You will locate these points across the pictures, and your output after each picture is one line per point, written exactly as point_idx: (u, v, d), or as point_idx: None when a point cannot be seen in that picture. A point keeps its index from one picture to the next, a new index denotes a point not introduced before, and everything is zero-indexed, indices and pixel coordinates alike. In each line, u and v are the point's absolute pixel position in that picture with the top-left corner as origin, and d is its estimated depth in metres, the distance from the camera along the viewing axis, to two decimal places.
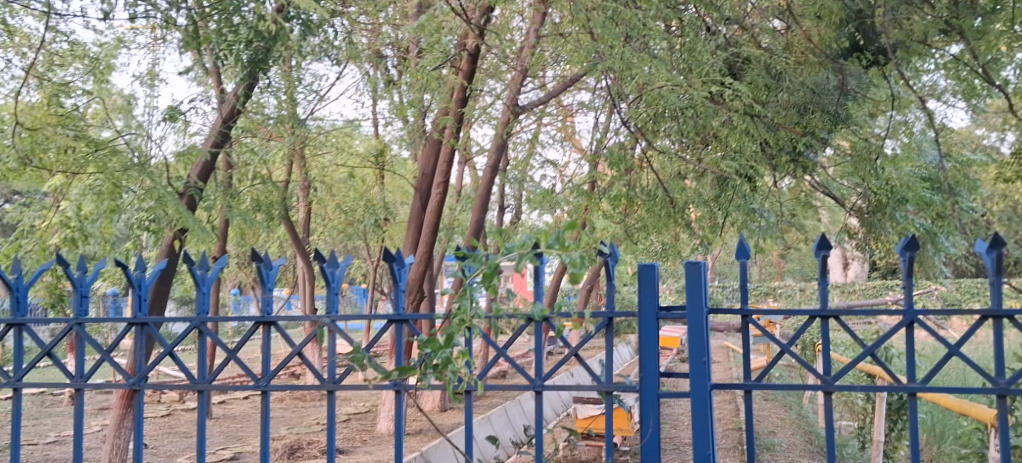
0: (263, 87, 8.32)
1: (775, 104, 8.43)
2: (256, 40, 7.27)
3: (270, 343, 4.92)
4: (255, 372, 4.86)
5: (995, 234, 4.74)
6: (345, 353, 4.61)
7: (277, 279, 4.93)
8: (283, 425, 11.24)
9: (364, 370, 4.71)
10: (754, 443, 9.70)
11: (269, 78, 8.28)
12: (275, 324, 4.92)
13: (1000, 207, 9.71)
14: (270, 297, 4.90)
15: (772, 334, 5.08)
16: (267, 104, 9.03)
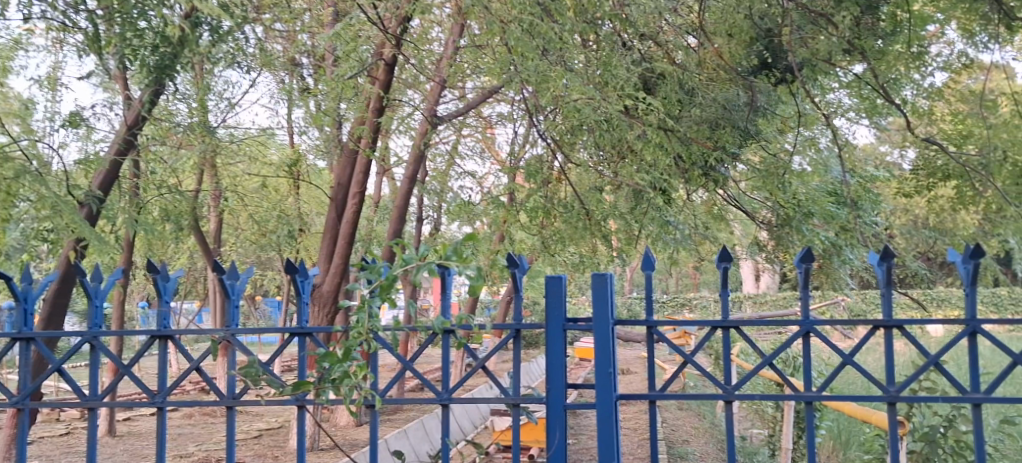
0: (170, 93, 8.20)
1: (688, 119, 8.67)
2: (162, 44, 7.30)
3: (167, 358, 4.88)
4: (151, 387, 4.81)
5: (884, 246, 4.93)
6: (237, 369, 4.63)
7: (173, 291, 4.87)
8: (191, 441, 11.03)
9: (258, 386, 4.70)
10: (667, 452, 9.81)
11: (176, 84, 8.16)
12: (172, 338, 4.90)
13: (903, 221, 10.00)
14: (167, 311, 4.88)
15: (676, 345, 5.16)
16: (177, 112, 8.91)
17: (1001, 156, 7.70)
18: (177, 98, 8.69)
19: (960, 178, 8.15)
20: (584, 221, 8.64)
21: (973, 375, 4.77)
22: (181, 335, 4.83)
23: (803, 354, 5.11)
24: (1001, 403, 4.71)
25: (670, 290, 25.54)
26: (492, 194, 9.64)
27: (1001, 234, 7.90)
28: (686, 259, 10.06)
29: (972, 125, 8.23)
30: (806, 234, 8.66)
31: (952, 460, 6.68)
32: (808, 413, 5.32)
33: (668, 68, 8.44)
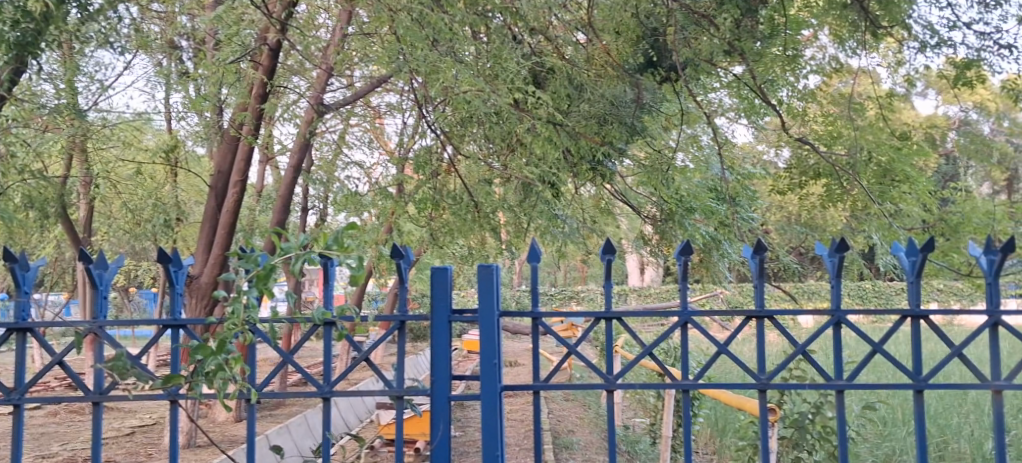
0: (35, 72, 7.92)
1: (576, 113, 8.78)
2: (24, 20, 7.00)
3: (27, 352, 4.80)
4: (8, 384, 4.73)
5: (757, 240, 5.14)
6: (104, 361, 4.56)
7: (35, 282, 4.81)
8: (55, 441, 10.72)
9: (125, 379, 4.62)
10: (552, 442, 9.96)
11: (41, 64, 7.89)
12: (32, 332, 4.82)
13: (778, 217, 10.39)
14: (27, 302, 4.80)
15: (561, 337, 5.26)
16: (42, 93, 8.64)
17: (866, 156, 8.35)
18: (42, 78, 8.43)
19: (830, 177, 8.65)
20: (472, 214, 8.69)
21: (836, 363, 5.02)
22: (43, 328, 4.76)
23: (681, 344, 5.29)
24: (862, 389, 4.98)
25: (557, 282, 25.83)
26: (381, 185, 9.54)
27: (863, 231, 8.27)
28: (573, 253, 10.21)
29: (841, 127, 8.66)
30: (688, 228, 8.98)
31: (818, 444, 7.06)
32: (685, 401, 5.51)
33: (557, 63, 8.58)
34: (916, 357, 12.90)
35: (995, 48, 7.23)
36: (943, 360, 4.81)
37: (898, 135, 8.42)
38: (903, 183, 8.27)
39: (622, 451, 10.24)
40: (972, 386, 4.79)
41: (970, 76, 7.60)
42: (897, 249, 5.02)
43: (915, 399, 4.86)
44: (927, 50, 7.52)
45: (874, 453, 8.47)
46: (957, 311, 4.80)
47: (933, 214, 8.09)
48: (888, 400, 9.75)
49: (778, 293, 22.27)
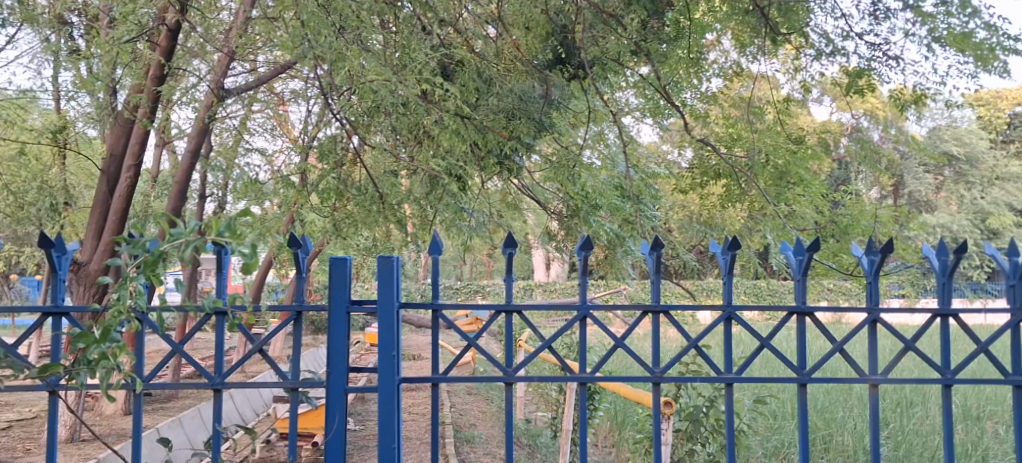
0: None
1: (485, 107, 8.74)
2: None
3: None
4: None
5: (656, 236, 5.18)
6: None
7: None
8: None
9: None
10: (453, 436, 9.91)
11: None
12: None
13: (679, 216, 10.54)
14: None
15: (462, 330, 5.18)
16: None
17: (764, 159, 8.46)
18: None
19: (729, 178, 8.87)
20: (377, 205, 8.39)
21: (726, 357, 5.12)
22: None
23: (579, 337, 5.30)
24: (750, 382, 5.09)
25: (463, 277, 25.71)
26: (283, 173, 9.25)
27: (760, 231, 8.67)
28: (478, 248, 10.16)
29: (741, 130, 8.85)
30: (593, 224, 9.03)
31: (711, 437, 7.25)
32: (580, 392, 5.55)
33: (466, 55, 8.49)
34: (806, 354, 13.24)
35: (884, 59, 7.46)
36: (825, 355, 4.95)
37: (794, 138, 8.59)
38: (797, 185, 8.53)
39: (523, 444, 10.26)
40: (852, 381, 4.96)
41: (862, 84, 7.84)
42: (785, 247, 5.18)
43: (798, 392, 5.01)
44: (822, 58, 7.74)
45: (764, 446, 8.66)
46: (839, 308, 4.94)
47: (825, 216, 8.40)
48: (780, 395, 9.99)
49: (677, 289, 22.67)
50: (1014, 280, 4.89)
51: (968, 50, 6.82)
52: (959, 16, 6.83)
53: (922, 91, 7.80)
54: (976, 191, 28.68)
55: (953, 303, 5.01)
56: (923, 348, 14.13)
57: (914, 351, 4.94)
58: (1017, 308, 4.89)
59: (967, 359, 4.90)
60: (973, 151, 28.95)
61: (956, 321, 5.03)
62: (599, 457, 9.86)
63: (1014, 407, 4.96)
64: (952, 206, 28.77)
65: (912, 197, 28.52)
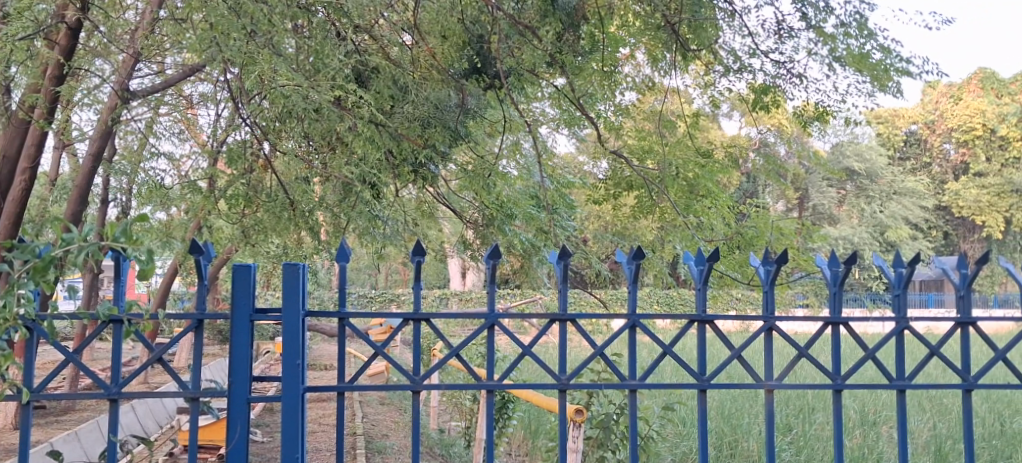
0: None
1: (400, 115, 8.44)
2: None
3: None
4: None
5: (563, 246, 5.25)
6: None
7: None
8: None
9: None
10: (364, 446, 9.78)
11: None
12: None
13: (594, 226, 10.61)
14: None
15: (367, 338, 5.01)
16: None
17: (674, 172, 8.71)
18: None
19: (641, 189, 9.14)
20: (288, 212, 8.02)
21: (630, 363, 5.35)
22: None
23: (487, 345, 5.24)
24: (652, 390, 5.31)
25: (378, 285, 25.49)
26: (189, 178, 8.83)
27: (668, 241, 8.83)
28: (392, 256, 10.07)
29: (653, 143, 9.15)
30: (508, 234, 8.98)
31: (621, 444, 7.41)
32: (488, 398, 5.53)
33: (382, 62, 8.27)
34: (713, 362, 13.43)
35: (789, 76, 7.97)
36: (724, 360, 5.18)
37: (703, 153, 8.93)
38: (705, 198, 8.77)
39: (436, 454, 10.21)
40: (747, 386, 5.09)
41: (766, 100, 8.32)
42: (687, 258, 5.37)
43: (700, 397, 5.25)
44: (730, 74, 8.04)
45: (673, 453, 8.78)
46: (735, 315, 5.18)
47: (733, 228, 8.58)
48: (693, 403, 10.08)
49: (590, 298, 22.87)
50: (899, 290, 5.00)
51: (865, 70, 7.59)
52: (857, 37, 7.53)
53: (824, 108, 8.14)
54: (875, 204, 29.58)
55: (844, 312, 5.11)
56: (823, 355, 14.49)
57: (807, 359, 5.05)
58: (902, 317, 4.99)
59: (855, 366, 5.00)
60: (872, 167, 29.59)
61: (845, 329, 5.13)
62: None
63: (899, 411, 5.06)
64: (854, 219, 29.60)
65: (815, 210, 29.42)
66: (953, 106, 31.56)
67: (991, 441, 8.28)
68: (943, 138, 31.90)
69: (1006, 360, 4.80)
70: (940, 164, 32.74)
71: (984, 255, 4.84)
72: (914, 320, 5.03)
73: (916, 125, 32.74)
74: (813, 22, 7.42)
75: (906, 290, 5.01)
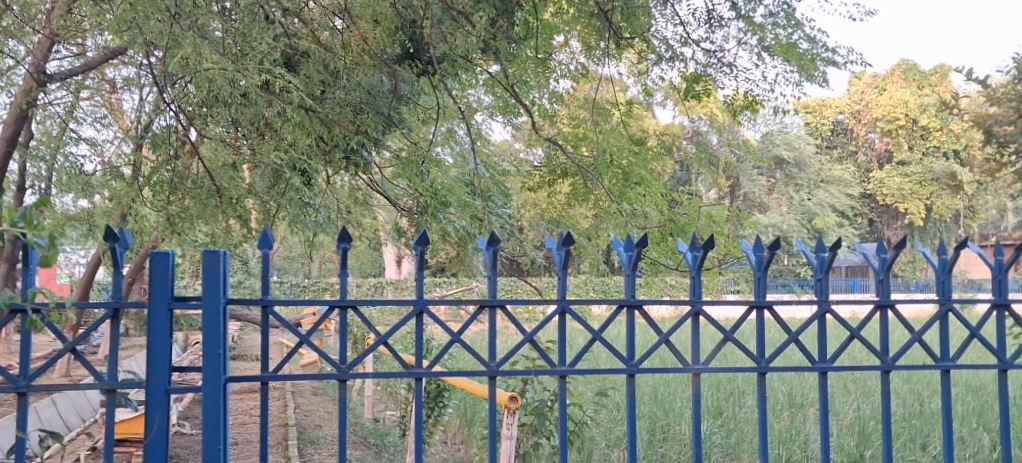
0: None
1: (330, 100, 8.19)
2: None
3: None
4: None
5: (492, 232, 5.21)
6: None
7: None
8: None
9: None
10: (296, 437, 9.64)
11: None
12: None
13: (530, 214, 10.57)
14: None
15: (292, 325, 4.89)
16: None
17: (607, 159, 8.81)
18: None
19: (575, 176, 9.28)
20: (216, 200, 7.84)
21: (560, 349, 5.32)
22: None
23: (415, 334, 5.14)
24: (581, 375, 5.30)
25: (310, 274, 25.14)
26: (112, 164, 8.60)
27: (602, 229, 8.87)
28: (326, 244, 9.91)
29: (587, 130, 9.27)
30: (441, 221, 8.91)
31: (555, 431, 7.38)
32: (417, 386, 5.44)
33: (312, 46, 8.02)
34: (644, 348, 13.49)
35: (720, 66, 8.02)
36: (652, 345, 5.19)
37: (636, 140, 9.00)
38: (639, 185, 8.81)
39: (370, 444, 10.12)
40: (674, 370, 5.12)
41: (698, 89, 8.39)
42: (616, 244, 5.40)
43: (628, 381, 5.24)
44: (662, 62, 8.21)
45: (606, 438, 8.84)
46: (665, 301, 5.18)
47: (665, 215, 8.63)
48: (628, 389, 10.12)
49: (524, 286, 22.90)
50: (821, 274, 5.03)
51: (793, 59, 7.69)
52: (785, 27, 7.60)
53: (753, 97, 8.20)
54: (804, 192, 30.05)
55: (768, 296, 5.14)
56: (750, 340, 14.69)
57: (733, 342, 5.07)
58: (824, 301, 5.04)
59: (779, 349, 5.04)
60: (801, 156, 30.09)
61: (770, 313, 5.17)
62: (446, 454, 9.83)
63: (821, 392, 5.11)
64: (783, 207, 30.03)
65: (746, 198, 30.00)
66: (878, 97, 31.74)
67: (910, 420, 8.43)
68: (868, 127, 32.31)
69: (922, 342, 4.86)
70: (865, 153, 33.16)
71: (903, 239, 4.90)
72: (836, 304, 5.07)
73: (843, 115, 33.26)
74: (743, 12, 7.44)
75: (828, 275, 5.04)
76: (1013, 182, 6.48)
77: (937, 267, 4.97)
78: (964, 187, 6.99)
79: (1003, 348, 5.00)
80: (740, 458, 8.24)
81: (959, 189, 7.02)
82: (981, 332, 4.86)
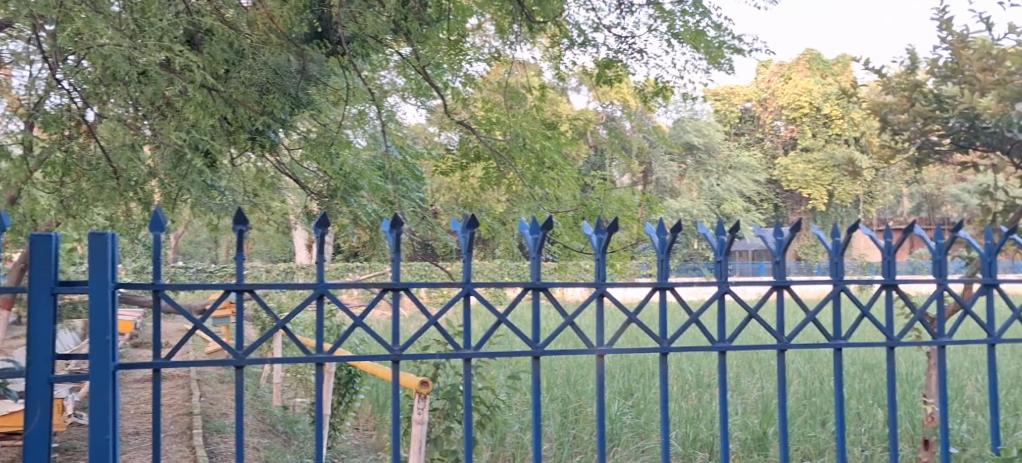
0: None
1: (235, 80, 8.02)
2: None
3: None
4: None
5: (395, 214, 5.16)
6: None
7: None
8: None
9: None
10: (202, 426, 9.45)
11: None
12: None
13: (445, 198, 10.54)
14: None
15: (184, 310, 4.77)
16: None
17: (520, 143, 8.79)
18: None
19: (488, 160, 9.27)
20: (111, 182, 7.67)
21: (466, 332, 5.31)
22: None
23: (316, 317, 5.07)
24: (485, 358, 5.29)
25: (216, 259, 24.72)
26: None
27: (515, 214, 8.91)
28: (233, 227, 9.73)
29: (500, 114, 9.19)
30: (352, 205, 8.70)
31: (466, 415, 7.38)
32: (318, 370, 5.36)
33: (215, 24, 7.67)
34: (551, 332, 13.56)
35: (631, 52, 8.09)
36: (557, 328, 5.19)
37: (548, 124, 9.02)
38: (552, 170, 8.82)
39: (280, 432, 9.99)
40: (578, 352, 5.13)
41: (610, 75, 8.46)
42: (522, 226, 5.38)
43: (532, 363, 5.25)
44: (575, 47, 8.34)
45: (519, 421, 8.87)
46: (570, 284, 5.18)
47: (578, 199, 8.74)
48: (539, 372, 10.16)
49: (435, 270, 22.88)
50: (721, 256, 5.09)
51: (701, 46, 7.79)
52: (693, 14, 7.69)
53: (663, 84, 8.31)
54: (713, 178, 30.56)
55: (671, 278, 5.19)
56: (654, 323, 14.90)
57: (636, 324, 5.10)
58: (723, 282, 5.10)
59: (679, 330, 5.10)
60: (710, 142, 30.57)
61: (672, 295, 5.22)
62: (358, 441, 9.75)
63: (720, 373, 5.18)
64: (692, 192, 30.66)
65: (658, 183, 30.44)
66: (783, 85, 32.46)
67: (811, 398, 8.63)
68: (774, 115, 32.93)
69: (815, 322, 4.94)
70: (771, 139, 33.84)
71: (798, 222, 5.00)
72: (735, 286, 5.14)
73: (751, 103, 33.92)
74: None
75: (728, 257, 5.11)
76: (907, 168, 6.65)
77: (831, 249, 5.07)
78: (863, 174, 7.18)
79: (891, 327, 5.12)
80: (649, 438, 8.35)
81: (858, 175, 7.20)
82: (872, 312, 4.96)
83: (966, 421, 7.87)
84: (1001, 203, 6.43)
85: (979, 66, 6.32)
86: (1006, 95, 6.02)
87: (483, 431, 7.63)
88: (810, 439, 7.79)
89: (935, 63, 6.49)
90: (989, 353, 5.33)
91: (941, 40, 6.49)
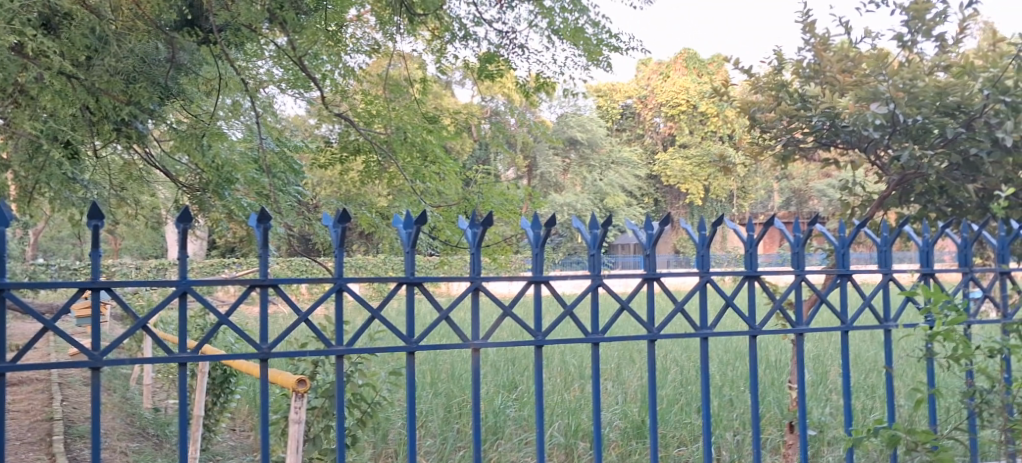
0: None
1: (99, 68, 7.34)
2: None
3: None
4: None
5: (262, 208, 4.98)
6: None
7: None
8: None
9: None
10: (63, 431, 9.02)
11: None
12: None
13: (325, 192, 10.33)
14: None
15: (33, 309, 4.50)
16: None
17: (402, 136, 8.64)
18: None
19: (368, 154, 9.12)
20: None
21: (337, 328, 5.16)
22: None
23: (177, 314, 4.85)
24: (358, 354, 5.16)
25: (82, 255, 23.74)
26: None
27: (397, 208, 8.78)
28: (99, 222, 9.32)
29: (380, 106, 8.96)
30: (225, 198, 8.46)
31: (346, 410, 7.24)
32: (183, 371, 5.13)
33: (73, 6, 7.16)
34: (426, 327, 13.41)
35: (512, 47, 8.05)
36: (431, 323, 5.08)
37: (428, 118, 8.88)
38: (433, 164, 8.73)
39: (150, 435, 9.62)
40: (452, 346, 5.04)
41: (492, 70, 8.40)
42: (396, 221, 5.25)
43: (407, 359, 5.13)
44: (457, 40, 8.26)
45: (401, 417, 8.74)
46: (444, 277, 5.08)
47: (461, 192, 8.67)
48: (420, 366, 10.06)
49: (311, 266, 22.44)
50: (595, 250, 5.07)
51: (580, 43, 7.81)
52: (573, 11, 7.70)
53: (545, 79, 8.29)
54: (596, 173, 30.86)
55: (546, 271, 5.15)
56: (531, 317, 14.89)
57: (511, 318, 5.02)
58: (596, 276, 5.08)
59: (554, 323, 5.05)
60: (592, 138, 30.91)
61: (547, 288, 5.18)
62: (233, 442, 9.47)
63: (594, 365, 5.15)
64: (576, 187, 30.83)
65: (543, 178, 30.51)
66: (661, 83, 33.13)
67: (686, 387, 8.74)
68: (654, 112, 33.53)
69: (684, 313, 4.95)
70: (651, 136, 34.39)
71: (667, 216, 5.02)
72: (609, 278, 5.12)
73: (631, 99, 34.44)
74: None
75: (601, 250, 5.09)
76: (776, 165, 6.78)
77: (698, 242, 5.11)
78: (735, 170, 7.29)
79: (755, 316, 5.18)
80: (531, 430, 8.33)
81: (729, 171, 7.30)
82: (737, 302, 4.99)
83: (828, 406, 8.10)
84: (860, 198, 6.64)
85: (839, 68, 6.57)
86: (862, 95, 6.15)
87: (363, 428, 7.48)
88: (686, 426, 7.89)
89: (799, 64, 6.66)
90: (845, 340, 5.46)
91: (805, 41, 6.65)
